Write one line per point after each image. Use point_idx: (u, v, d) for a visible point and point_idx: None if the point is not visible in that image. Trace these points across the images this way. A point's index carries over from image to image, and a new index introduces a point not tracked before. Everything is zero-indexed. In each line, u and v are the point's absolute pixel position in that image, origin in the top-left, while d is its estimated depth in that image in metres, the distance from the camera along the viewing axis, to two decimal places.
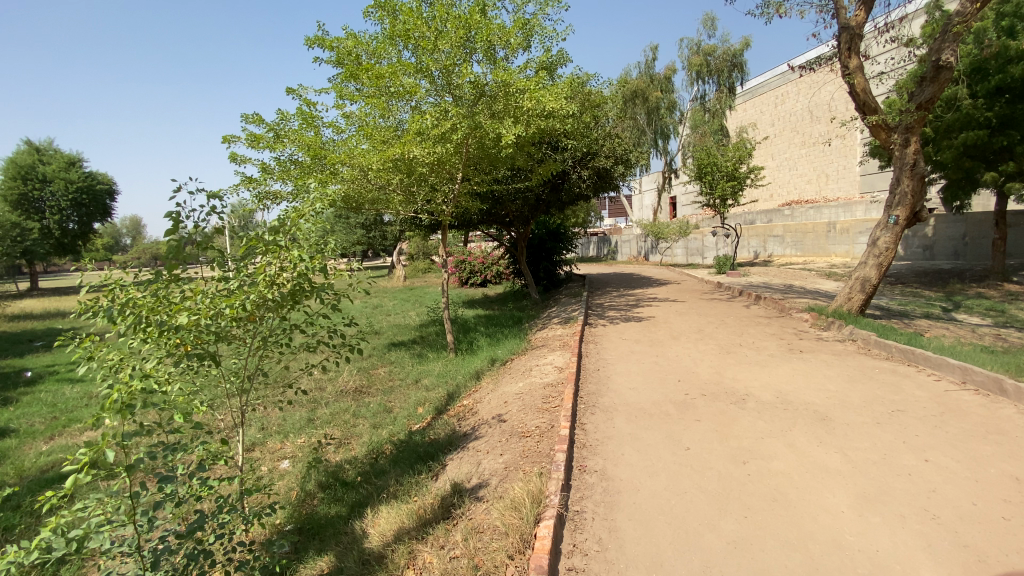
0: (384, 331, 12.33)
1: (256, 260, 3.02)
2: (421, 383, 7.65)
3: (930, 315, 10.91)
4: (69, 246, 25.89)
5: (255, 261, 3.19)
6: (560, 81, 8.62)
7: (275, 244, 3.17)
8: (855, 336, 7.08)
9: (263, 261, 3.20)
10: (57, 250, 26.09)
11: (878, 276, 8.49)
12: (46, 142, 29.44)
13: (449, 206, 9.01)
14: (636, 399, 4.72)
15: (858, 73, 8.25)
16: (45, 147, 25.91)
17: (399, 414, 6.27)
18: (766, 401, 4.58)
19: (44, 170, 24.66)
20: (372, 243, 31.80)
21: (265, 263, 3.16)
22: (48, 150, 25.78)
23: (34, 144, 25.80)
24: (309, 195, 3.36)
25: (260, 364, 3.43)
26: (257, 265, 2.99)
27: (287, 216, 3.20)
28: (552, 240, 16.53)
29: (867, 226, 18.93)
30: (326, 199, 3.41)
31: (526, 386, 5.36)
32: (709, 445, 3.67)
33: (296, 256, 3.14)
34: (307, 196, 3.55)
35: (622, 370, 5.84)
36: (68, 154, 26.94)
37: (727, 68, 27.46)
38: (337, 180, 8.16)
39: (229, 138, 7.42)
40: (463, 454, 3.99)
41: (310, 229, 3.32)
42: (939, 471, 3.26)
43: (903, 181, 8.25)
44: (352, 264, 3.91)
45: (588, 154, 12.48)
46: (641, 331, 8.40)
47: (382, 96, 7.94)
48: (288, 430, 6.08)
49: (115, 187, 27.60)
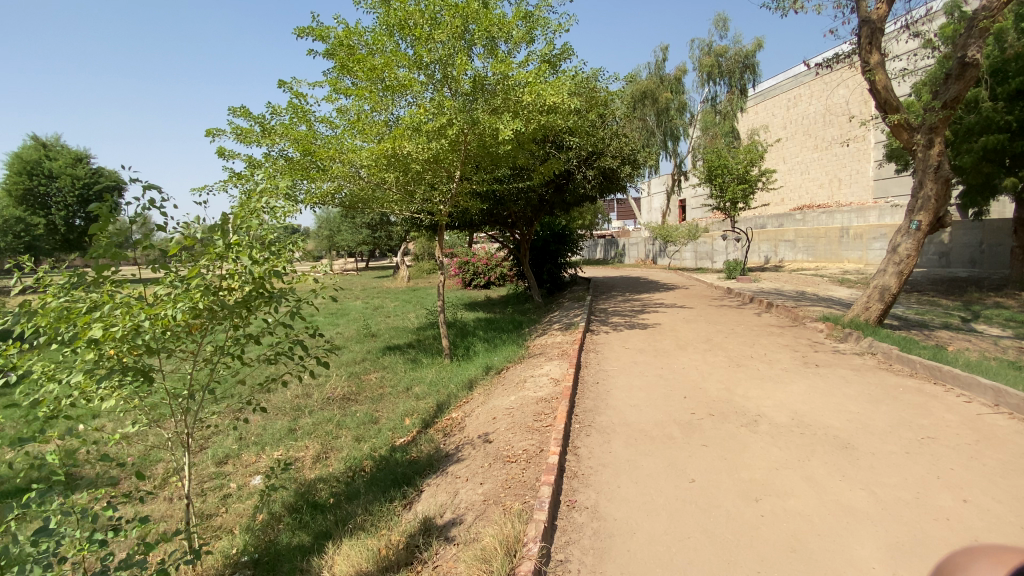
0: (381, 333, 12.00)
1: (190, 263, 2.61)
2: (411, 391, 7.26)
3: (950, 326, 10.37)
4: (75, 242, 25.62)
5: (192, 262, 2.78)
6: (563, 75, 8.21)
7: (218, 244, 2.75)
8: (874, 349, 6.59)
9: (207, 264, 2.78)
10: (63, 246, 25.84)
11: (899, 285, 7.98)
12: (53, 138, 29.11)
13: (447, 206, 8.64)
14: (636, 419, 4.30)
15: (879, 70, 7.77)
16: (52, 142, 25.68)
17: (384, 425, 5.88)
18: (781, 424, 4.13)
19: (50, 166, 24.18)
20: (377, 242, 31.51)
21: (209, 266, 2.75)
22: (56, 146, 25.56)
23: (42, 140, 25.51)
24: (257, 187, 2.95)
25: (210, 381, 3.06)
26: (190, 270, 2.60)
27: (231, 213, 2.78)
28: (557, 242, 16.09)
29: (881, 231, 18.35)
30: (277, 192, 2.97)
31: (518, 400, 4.95)
32: (716, 477, 3.24)
33: (245, 260, 2.73)
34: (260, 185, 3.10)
35: (624, 383, 5.42)
36: (76, 150, 26.67)
37: (739, 69, 26.91)
38: (329, 177, 7.78)
39: (214, 131, 7.04)
40: (441, 480, 3.59)
41: (263, 227, 2.90)
42: (981, 515, 2.80)
43: (926, 184, 7.75)
44: (318, 266, 3.49)
45: (594, 153, 12.03)
46: (644, 339, 7.96)
47: (376, 90, 7.56)
48: (266, 441, 5.72)
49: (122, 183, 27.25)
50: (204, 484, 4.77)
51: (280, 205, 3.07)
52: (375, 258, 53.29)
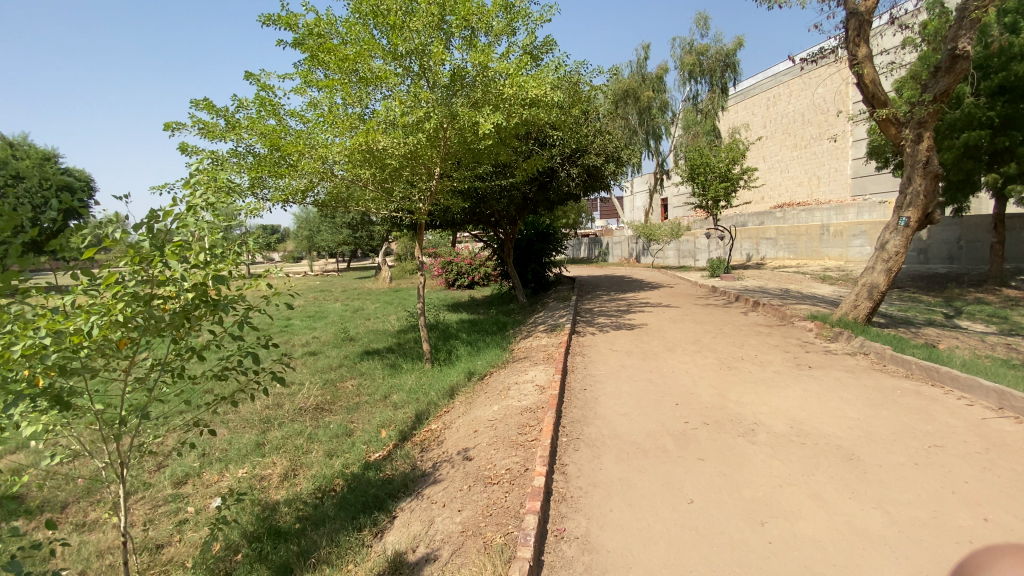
0: (360, 337, 11.57)
1: (113, 270, 2.26)
2: (389, 400, 6.89)
3: (934, 323, 10.33)
4: None
5: (115, 267, 2.40)
6: (546, 68, 7.93)
7: (146, 247, 2.38)
8: (867, 349, 6.43)
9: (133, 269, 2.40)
10: None
11: (887, 283, 7.85)
12: (21, 137, 28.00)
13: (426, 204, 8.30)
14: (627, 430, 4.01)
15: (867, 64, 7.64)
16: (20, 142, 24.63)
17: (358, 438, 5.52)
18: (779, 433, 3.88)
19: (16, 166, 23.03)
20: (359, 243, 30.83)
21: (135, 273, 2.37)
22: (23, 146, 24.52)
23: (9, 139, 24.41)
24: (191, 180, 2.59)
25: (150, 400, 2.72)
26: (109, 278, 2.24)
27: (159, 208, 2.39)
28: (541, 241, 15.80)
29: (861, 228, 18.47)
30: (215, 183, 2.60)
31: (501, 411, 4.62)
32: (716, 497, 2.97)
33: (181, 264, 2.38)
34: (197, 178, 2.71)
35: (612, 390, 5.13)
36: (44, 150, 25.55)
37: (720, 68, 26.96)
38: (301, 173, 7.35)
39: (172, 124, 6.56)
40: (416, 506, 3.26)
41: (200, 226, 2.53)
42: (1006, 536, 2.57)
43: (914, 179, 7.64)
44: (272, 270, 3.13)
45: (578, 150, 11.77)
46: (632, 341, 7.69)
47: (349, 82, 7.19)
48: (231, 457, 5.32)
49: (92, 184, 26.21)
50: (158, 510, 4.35)
51: (223, 202, 2.72)
52: (357, 259, 52.41)
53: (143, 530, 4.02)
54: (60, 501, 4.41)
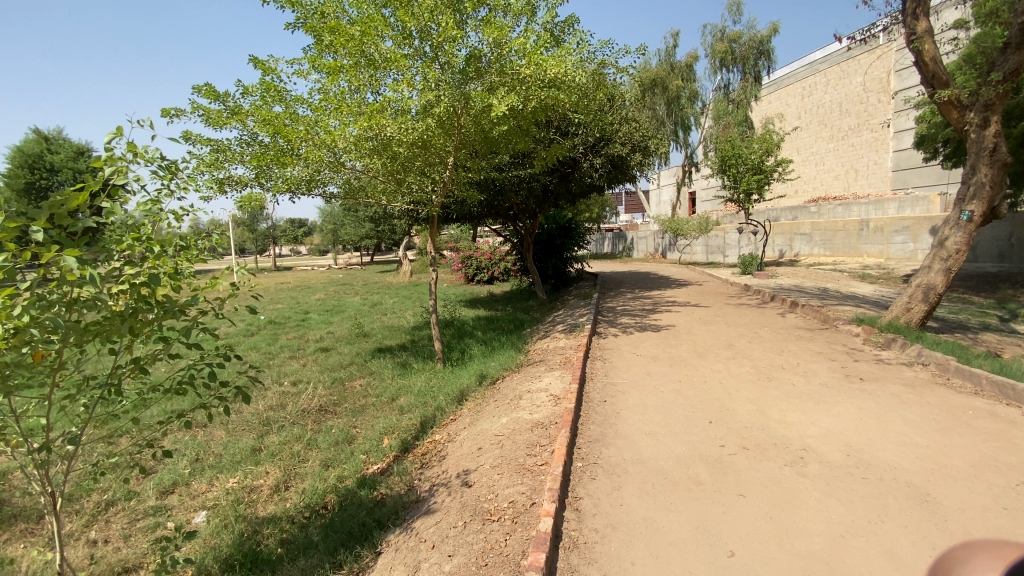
0: (374, 333, 11.22)
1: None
2: (396, 404, 6.46)
3: (991, 328, 9.41)
4: None
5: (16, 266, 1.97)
6: (570, 49, 7.34)
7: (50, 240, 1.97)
8: (926, 359, 5.70)
9: (37, 269, 1.98)
10: None
11: (946, 284, 7.06)
12: (57, 133, 28.43)
13: (439, 195, 7.85)
14: (653, 454, 3.49)
15: (927, 39, 6.85)
16: (56, 136, 24.91)
17: (359, 447, 5.11)
18: (834, 463, 3.31)
19: (52, 159, 22.96)
20: (381, 237, 30.59)
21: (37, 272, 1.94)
22: (57, 139, 24.66)
23: (44, 133, 24.54)
24: (98, 158, 2.16)
25: (86, 421, 2.37)
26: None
27: (64, 192, 1.94)
28: (562, 235, 15.21)
29: (903, 224, 17.28)
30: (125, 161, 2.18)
31: (510, 426, 4.13)
32: (762, 549, 2.46)
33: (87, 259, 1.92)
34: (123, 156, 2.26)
35: (636, 403, 4.58)
36: (77, 144, 25.78)
37: (753, 55, 25.79)
38: (307, 163, 6.96)
39: (171, 110, 6.18)
40: (404, 543, 2.81)
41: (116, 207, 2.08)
42: None
43: (979, 169, 6.82)
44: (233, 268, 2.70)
45: (602, 139, 11.17)
46: (658, 345, 7.10)
47: (358, 65, 6.77)
48: (224, 464, 4.99)
49: None
50: (135, 524, 4.06)
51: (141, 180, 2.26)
52: (379, 253, 52.48)
53: (115, 551, 3.69)
54: (37, 511, 4.08)
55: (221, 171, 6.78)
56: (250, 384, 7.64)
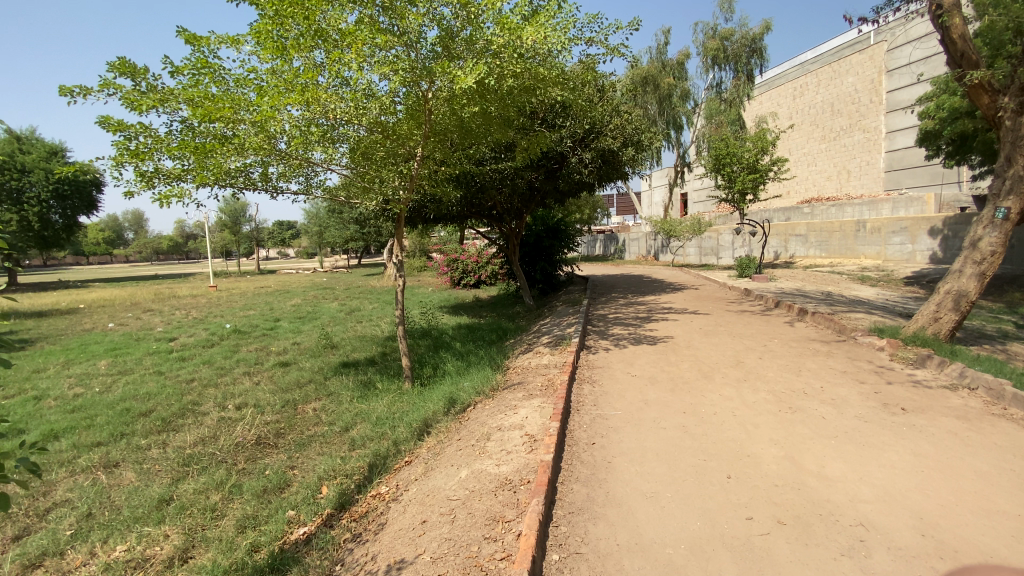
0: (343, 344, 10.21)
1: None
2: (348, 435, 5.47)
3: (1013, 336, 8.59)
4: (52, 237, 25.87)
5: None
6: (555, 22, 6.37)
7: None
8: (971, 382, 4.80)
9: None
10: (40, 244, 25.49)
11: (979, 291, 6.20)
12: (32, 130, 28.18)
13: (407, 190, 6.95)
14: (657, 535, 2.55)
15: (956, 12, 6.04)
16: (27, 136, 25.15)
17: (287, 499, 4.10)
18: (907, 550, 2.40)
19: (22, 161, 23.62)
20: (367, 239, 29.58)
21: None
22: (31, 139, 25.28)
23: (15, 134, 24.94)
24: None
25: None
26: None
27: None
28: (550, 237, 14.28)
29: (901, 224, 16.52)
30: None
31: (469, 485, 3.15)
32: None
33: None
34: None
35: (634, 448, 3.61)
36: (53, 147, 26.45)
37: (746, 53, 25.03)
38: (243, 151, 5.89)
39: (73, 88, 5.05)
40: None
41: None
42: None
43: (1017, 160, 5.98)
44: None
45: (591, 132, 10.26)
46: (656, 362, 6.13)
47: (305, 36, 5.77)
48: (118, 522, 3.97)
49: (101, 178, 27.73)
50: None
51: None
52: (366, 256, 51.45)
53: None
54: None
55: (144, 162, 5.72)
56: (187, 409, 6.60)
